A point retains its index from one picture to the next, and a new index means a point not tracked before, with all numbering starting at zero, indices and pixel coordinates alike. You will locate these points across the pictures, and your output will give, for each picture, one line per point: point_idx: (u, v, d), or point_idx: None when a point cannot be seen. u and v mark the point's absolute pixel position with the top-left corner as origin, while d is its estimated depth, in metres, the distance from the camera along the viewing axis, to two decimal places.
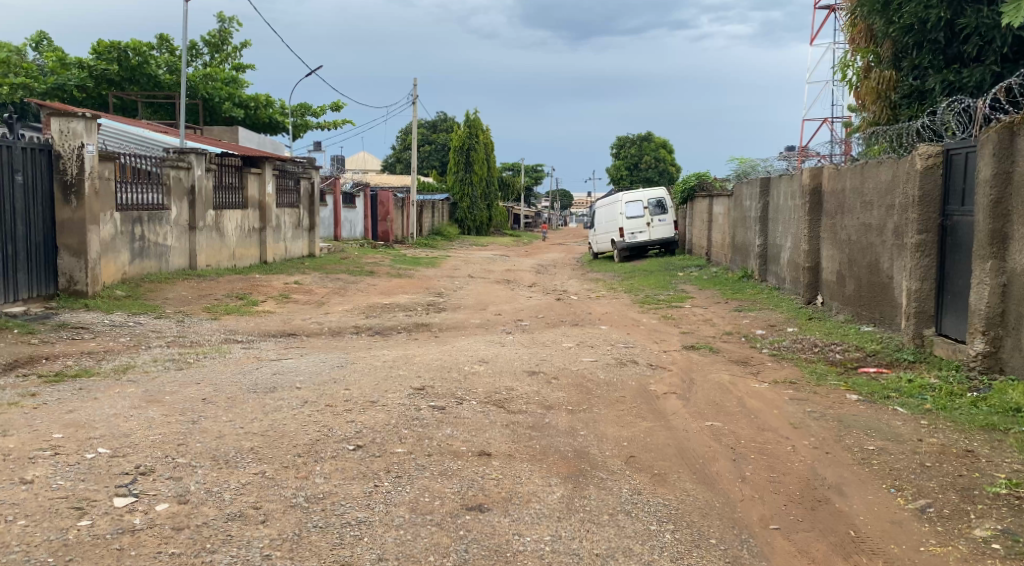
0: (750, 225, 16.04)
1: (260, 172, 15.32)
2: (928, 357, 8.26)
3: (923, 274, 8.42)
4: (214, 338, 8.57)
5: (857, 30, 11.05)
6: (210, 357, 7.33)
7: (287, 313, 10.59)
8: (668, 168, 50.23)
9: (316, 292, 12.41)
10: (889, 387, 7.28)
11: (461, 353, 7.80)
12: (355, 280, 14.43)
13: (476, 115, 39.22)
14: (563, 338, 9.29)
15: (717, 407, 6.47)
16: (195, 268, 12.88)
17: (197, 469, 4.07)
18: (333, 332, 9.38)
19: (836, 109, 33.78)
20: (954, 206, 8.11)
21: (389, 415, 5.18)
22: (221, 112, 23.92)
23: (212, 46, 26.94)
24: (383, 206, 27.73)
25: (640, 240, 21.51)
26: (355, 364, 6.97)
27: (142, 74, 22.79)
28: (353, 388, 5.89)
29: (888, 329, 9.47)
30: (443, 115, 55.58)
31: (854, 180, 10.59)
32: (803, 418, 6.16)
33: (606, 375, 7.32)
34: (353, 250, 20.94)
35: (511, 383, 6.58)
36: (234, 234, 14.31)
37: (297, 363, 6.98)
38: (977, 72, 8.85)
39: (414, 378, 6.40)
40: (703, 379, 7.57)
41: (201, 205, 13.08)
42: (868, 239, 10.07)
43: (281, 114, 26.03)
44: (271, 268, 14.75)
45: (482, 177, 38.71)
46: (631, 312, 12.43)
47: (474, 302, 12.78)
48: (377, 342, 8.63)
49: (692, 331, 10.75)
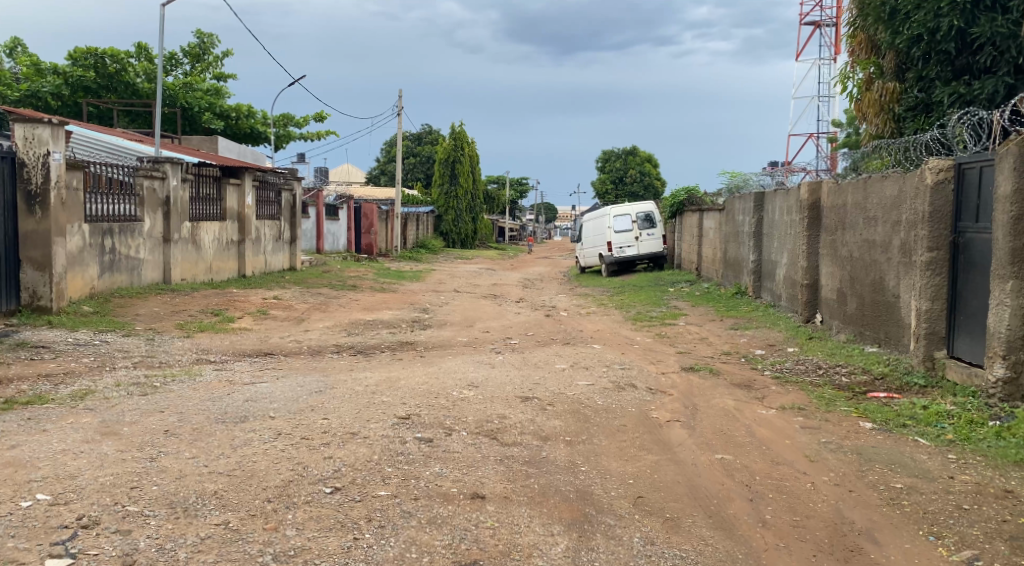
0: (743, 240, 15.66)
1: (239, 183, 14.80)
2: (939, 382, 7.88)
3: (933, 294, 8.04)
4: (185, 358, 8.04)
5: (858, 43, 10.79)
6: (179, 381, 6.80)
7: (265, 331, 10.06)
8: (653, 182, 49.97)
9: (296, 308, 11.89)
10: (904, 415, 6.87)
11: (449, 375, 7.32)
12: (337, 295, 13.94)
13: (462, 127, 38.64)
14: (556, 359, 8.83)
15: (725, 437, 6.04)
16: (169, 282, 12.33)
17: (150, 520, 3.60)
18: (313, 351, 8.87)
19: (821, 123, 33.74)
20: (967, 222, 7.76)
21: (371, 449, 4.71)
22: (200, 122, 23.37)
23: (193, 56, 26.39)
24: (366, 219, 27.20)
25: (628, 254, 21.12)
26: (335, 389, 6.46)
27: (119, 82, 22.24)
28: (332, 418, 5.39)
29: (894, 349, 9.08)
30: (428, 126, 55.14)
31: (856, 195, 10.24)
32: (819, 449, 5.73)
33: (604, 401, 6.85)
34: (335, 264, 20.40)
35: (504, 410, 6.10)
36: (211, 246, 13.77)
37: (273, 388, 6.47)
38: (988, 84, 8.50)
39: (399, 406, 5.91)
40: (707, 405, 7.13)
41: (177, 217, 12.55)
42: (872, 256, 9.71)
43: (263, 125, 25.49)
44: (250, 282, 14.22)
45: (467, 190, 38.26)
46: (624, 330, 11.98)
47: (461, 318, 12.30)
48: (360, 363, 8.13)
49: (689, 350, 10.32)
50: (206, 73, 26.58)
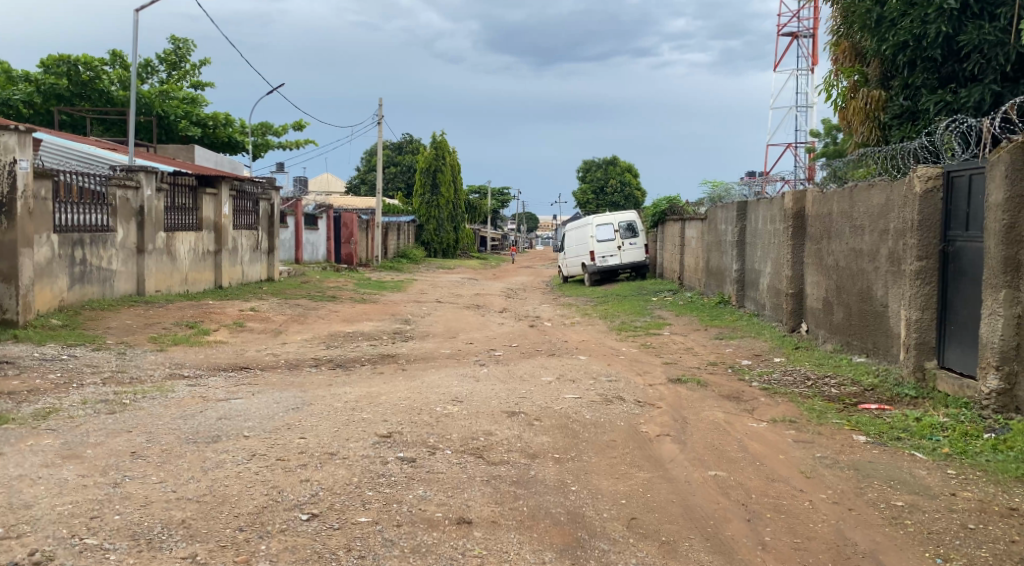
0: (726, 249, 15.55)
1: (215, 192, 14.50)
2: (931, 393, 7.75)
3: (923, 303, 7.93)
4: (157, 373, 7.76)
5: (841, 51, 10.71)
6: (150, 398, 6.53)
7: (241, 344, 9.79)
8: (634, 192, 50.01)
9: (273, 320, 11.62)
10: (897, 428, 6.73)
11: (432, 390, 7.10)
12: (316, 306, 13.67)
13: (444, 137, 38.49)
14: (541, 371, 8.63)
15: (718, 452, 5.87)
16: (143, 294, 12.01)
17: (110, 555, 3.40)
18: (291, 365, 8.62)
19: (801, 132, 33.91)
20: (957, 231, 7.64)
21: (350, 471, 4.51)
22: (176, 130, 23.00)
23: (168, 63, 26.03)
24: (346, 228, 26.90)
25: (611, 263, 21.01)
26: (313, 405, 6.22)
27: (93, 90, 21.86)
28: (309, 437, 5.17)
29: (882, 359, 8.96)
30: (408, 136, 54.89)
31: (842, 204, 10.14)
32: (815, 465, 5.56)
33: (592, 415, 6.66)
34: (314, 274, 20.10)
35: (489, 426, 5.89)
36: (187, 257, 13.47)
37: (248, 405, 6.22)
38: (975, 91, 8.38)
39: (380, 423, 5.69)
40: (697, 418, 6.96)
41: (152, 227, 12.24)
42: (859, 265, 9.59)
43: (241, 134, 25.16)
44: (227, 293, 13.91)
45: (448, 200, 38.05)
46: (609, 340, 11.80)
47: (443, 329, 12.07)
48: (340, 377, 7.89)
49: (675, 361, 10.15)
50: (182, 81, 26.23)
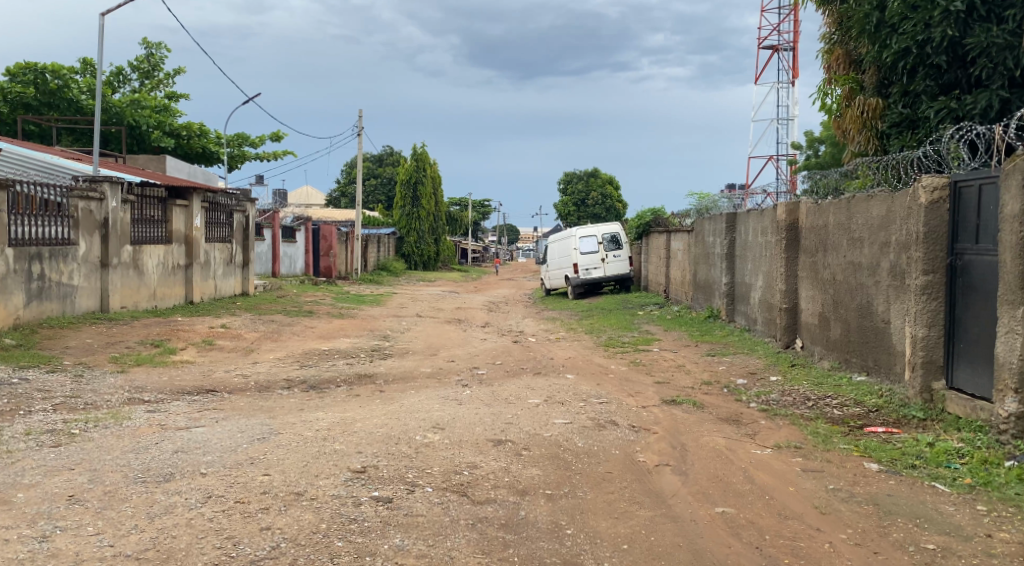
0: (714, 262, 15.14)
1: (186, 204, 13.92)
2: (940, 415, 7.34)
3: (930, 320, 7.54)
4: (113, 397, 7.21)
5: (834, 58, 10.28)
6: (102, 426, 5.98)
7: (208, 364, 9.23)
8: (615, 204, 49.80)
9: (244, 338, 11.05)
10: (909, 454, 6.32)
11: (411, 415, 6.57)
12: (291, 322, 13.12)
13: (425, 148, 38.05)
14: (527, 391, 8.15)
15: (723, 484, 5.42)
16: (107, 311, 11.41)
17: None
18: (261, 387, 8.07)
19: (782, 144, 33.80)
20: (966, 243, 7.25)
21: (318, 516, 4.07)
22: (149, 140, 22.39)
23: (141, 72, 25.44)
24: (325, 240, 26.30)
25: (595, 276, 20.56)
26: (281, 435, 5.69)
27: (62, 98, 21.23)
28: (274, 474, 4.65)
29: (884, 378, 8.54)
30: (388, 148, 54.37)
31: (838, 215, 9.73)
32: (829, 499, 5.10)
33: (584, 442, 6.19)
34: (291, 288, 19.49)
35: (474, 458, 5.39)
36: (156, 271, 12.88)
37: (209, 435, 5.69)
38: (982, 97, 7.98)
39: (354, 455, 5.17)
40: (696, 444, 6.51)
41: (117, 240, 11.65)
42: (858, 279, 9.20)
43: (216, 144, 24.53)
44: (197, 309, 13.31)
45: (429, 212, 37.57)
46: (597, 357, 11.32)
47: (424, 346, 11.54)
48: (312, 401, 7.35)
49: (667, 380, 9.69)
50: (155, 90, 25.58)
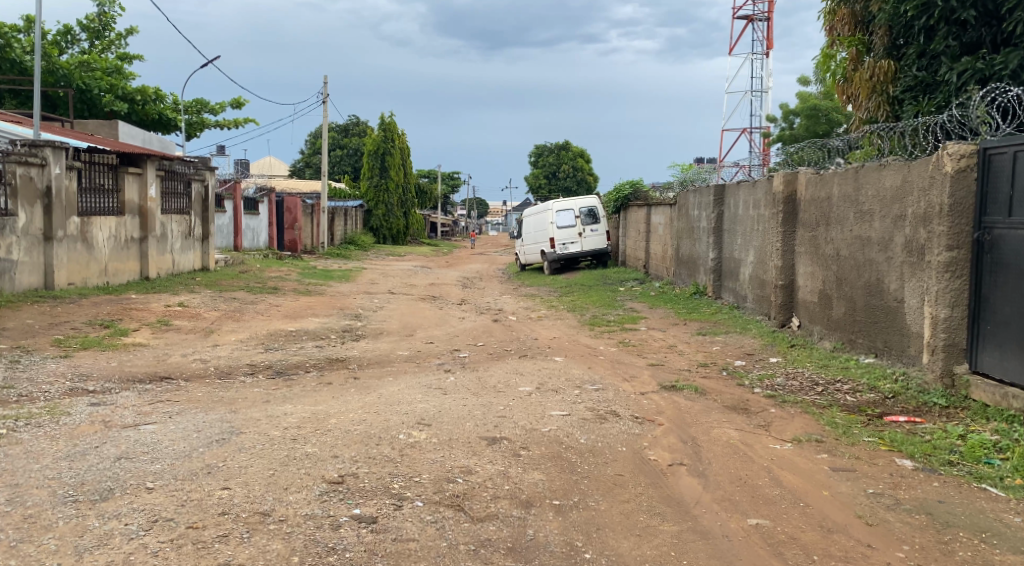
0: (699, 236, 14.53)
1: (140, 172, 12.92)
2: (963, 402, 6.80)
3: (953, 300, 6.98)
4: (52, 388, 6.37)
5: (838, 18, 9.51)
6: (35, 425, 5.17)
7: (164, 347, 8.40)
8: (586, 177, 49.14)
9: (204, 317, 10.20)
10: (942, 448, 5.72)
11: (392, 408, 5.83)
12: (255, 300, 12.25)
13: (392, 120, 37.07)
14: (515, 377, 7.46)
15: (748, 488, 4.80)
16: (52, 289, 10.50)
17: None
18: (221, 373, 7.28)
19: (755, 118, 33.42)
20: (996, 217, 6.67)
21: (288, 545, 3.50)
22: (101, 105, 21.20)
23: (91, 32, 24.05)
24: (289, 213, 25.37)
25: (572, 251, 19.87)
26: (243, 435, 4.92)
27: (4, 59, 19.98)
28: (235, 488, 3.96)
29: (896, 361, 8.00)
30: (354, 118, 53.05)
31: (844, 187, 9.11)
32: (873, 507, 4.48)
33: (587, 438, 5.50)
34: (254, 263, 18.52)
35: (467, 461, 4.69)
36: (107, 245, 11.94)
37: (159, 435, 4.91)
38: (1012, 56, 7.41)
39: (329, 461, 4.44)
40: (709, 439, 5.87)
41: (63, 211, 10.70)
42: (866, 255, 8.61)
43: (173, 110, 23.36)
44: (154, 286, 12.42)
45: (397, 184, 36.61)
46: (583, 337, 10.63)
47: (399, 326, 10.78)
48: (279, 390, 6.58)
49: (662, 362, 9.05)
50: (107, 52, 24.30)
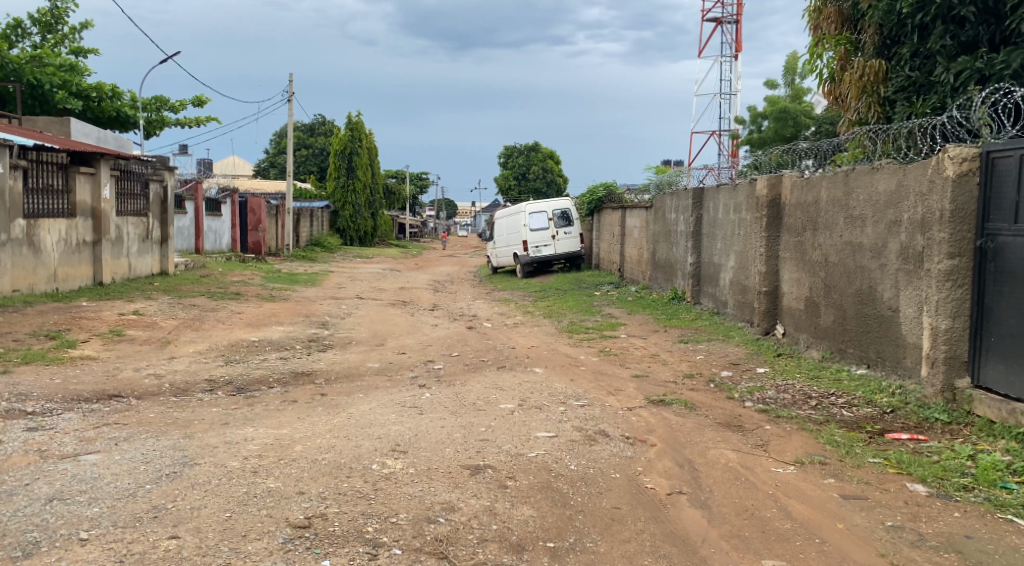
0: (676, 240, 14.16)
1: (92, 172, 12.24)
2: (965, 418, 6.48)
3: (955, 310, 6.65)
4: None
5: (824, 17, 9.19)
6: None
7: (115, 361, 7.80)
8: (555, 179, 48.79)
9: (160, 326, 9.60)
10: (953, 470, 5.37)
11: (363, 432, 5.32)
12: (216, 307, 11.64)
13: (360, 117, 36.32)
14: (495, 393, 6.99)
15: (757, 520, 4.39)
16: None
17: None
18: (176, 390, 6.73)
19: (723, 120, 33.31)
20: (1000, 223, 6.36)
21: None
22: (53, 101, 20.34)
23: (43, 25, 23.11)
24: (253, 214, 24.65)
25: (545, 254, 19.43)
26: (198, 467, 4.41)
27: None
28: (185, 536, 3.51)
29: (890, 373, 7.66)
30: (320, 118, 52.16)
31: (833, 190, 8.77)
32: (895, 543, 4.11)
33: (577, 464, 5.06)
34: (216, 267, 17.82)
35: (449, 496, 4.22)
36: (56, 249, 11.26)
37: (102, 467, 4.39)
38: (1013, 56, 7.10)
39: (295, 499, 3.94)
40: (706, 462, 5.44)
41: (6, 213, 10.03)
42: (857, 261, 8.27)
43: (131, 107, 22.53)
44: (108, 292, 11.77)
45: (364, 184, 35.94)
46: (562, 346, 10.19)
47: (369, 334, 10.26)
48: (239, 410, 6.04)
49: (645, 373, 8.62)
50: (60, 46, 23.39)
